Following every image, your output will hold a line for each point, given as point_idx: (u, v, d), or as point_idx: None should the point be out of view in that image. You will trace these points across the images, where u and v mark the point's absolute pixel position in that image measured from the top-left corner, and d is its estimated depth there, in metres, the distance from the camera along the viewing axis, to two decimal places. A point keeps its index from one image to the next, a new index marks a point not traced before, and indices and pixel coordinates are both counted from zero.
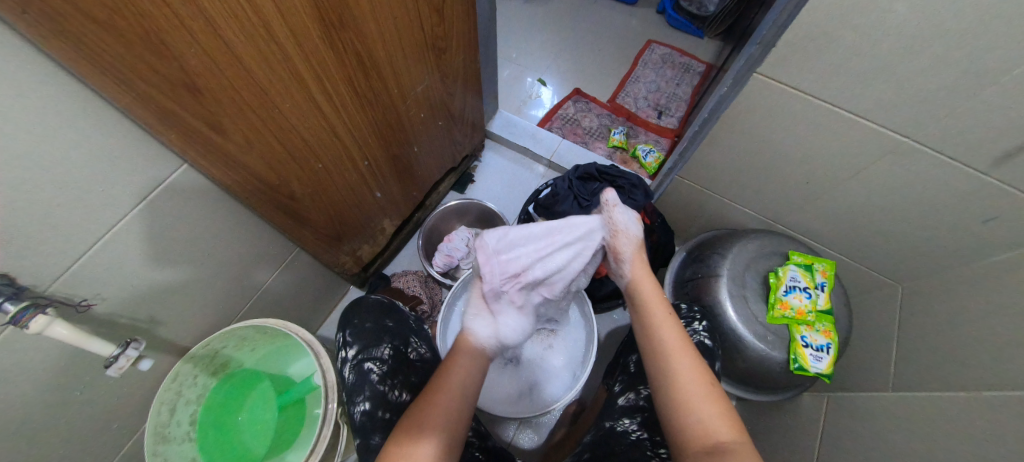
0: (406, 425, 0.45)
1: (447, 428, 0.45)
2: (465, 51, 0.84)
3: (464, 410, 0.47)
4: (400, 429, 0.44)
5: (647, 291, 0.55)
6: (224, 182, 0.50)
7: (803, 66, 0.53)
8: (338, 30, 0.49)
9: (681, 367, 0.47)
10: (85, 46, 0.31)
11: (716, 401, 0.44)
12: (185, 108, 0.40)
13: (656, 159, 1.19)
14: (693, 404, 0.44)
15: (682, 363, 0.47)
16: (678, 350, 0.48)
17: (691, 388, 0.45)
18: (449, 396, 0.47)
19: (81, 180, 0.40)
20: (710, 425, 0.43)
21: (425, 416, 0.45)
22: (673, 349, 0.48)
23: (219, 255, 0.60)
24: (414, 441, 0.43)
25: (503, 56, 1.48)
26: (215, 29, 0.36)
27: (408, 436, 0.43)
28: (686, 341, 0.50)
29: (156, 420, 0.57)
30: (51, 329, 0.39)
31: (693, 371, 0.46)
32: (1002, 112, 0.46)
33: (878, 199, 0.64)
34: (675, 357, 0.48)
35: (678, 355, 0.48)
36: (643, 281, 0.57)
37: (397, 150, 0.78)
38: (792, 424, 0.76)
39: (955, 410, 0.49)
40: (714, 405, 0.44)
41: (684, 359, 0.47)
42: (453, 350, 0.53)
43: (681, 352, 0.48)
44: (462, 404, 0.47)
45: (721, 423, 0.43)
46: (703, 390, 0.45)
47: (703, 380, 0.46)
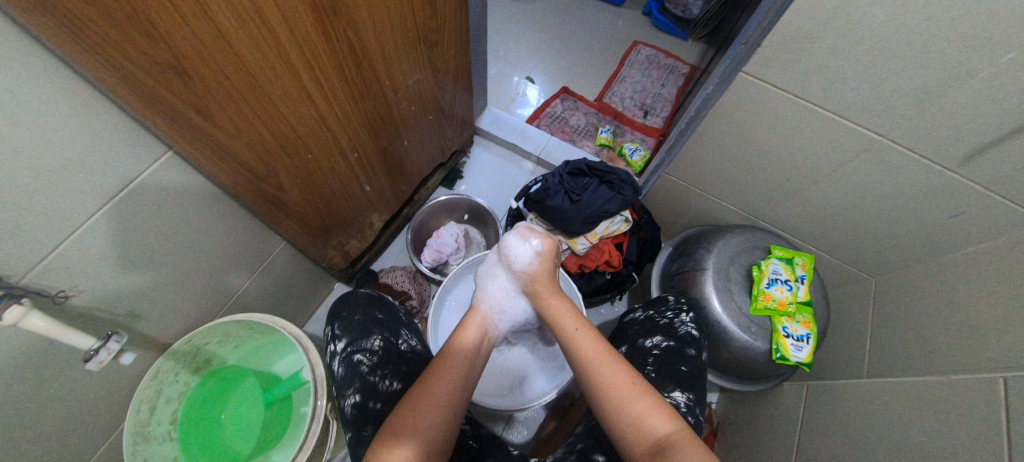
0: (386, 430, 0.43)
1: (435, 427, 0.44)
2: (457, 47, 0.84)
3: (450, 410, 0.47)
4: (383, 435, 0.43)
5: (562, 320, 0.55)
6: (213, 173, 0.49)
7: (787, 67, 0.55)
8: (331, 19, 0.48)
9: (607, 373, 0.47)
10: (72, 25, 0.30)
11: (645, 395, 0.44)
12: (172, 92, 0.38)
13: (642, 158, 1.21)
14: (623, 406, 0.44)
15: (603, 370, 0.47)
16: (600, 360, 0.48)
17: (617, 387, 0.45)
18: (439, 392, 0.47)
19: (56, 164, 0.38)
20: (644, 421, 0.43)
21: (406, 420, 0.44)
22: (595, 360, 0.48)
23: (204, 248, 0.59)
24: (393, 444, 0.41)
25: (490, 54, 1.48)
26: (206, 13, 0.35)
27: (393, 436, 0.42)
28: (603, 343, 0.51)
29: (136, 419, 0.55)
30: (26, 320, 0.38)
31: (619, 372, 0.47)
32: (970, 112, 0.49)
33: (854, 195, 0.67)
34: (596, 367, 0.48)
35: (599, 363, 0.48)
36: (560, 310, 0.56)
37: (387, 143, 0.78)
38: (773, 412, 0.79)
39: (928, 395, 0.52)
40: (645, 400, 0.44)
41: (607, 364, 0.48)
42: (447, 349, 0.54)
43: (601, 360, 0.48)
44: (454, 404, 0.47)
45: (655, 417, 0.43)
46: (627, 386, 0.45)
47: (626, 379, 0.46)
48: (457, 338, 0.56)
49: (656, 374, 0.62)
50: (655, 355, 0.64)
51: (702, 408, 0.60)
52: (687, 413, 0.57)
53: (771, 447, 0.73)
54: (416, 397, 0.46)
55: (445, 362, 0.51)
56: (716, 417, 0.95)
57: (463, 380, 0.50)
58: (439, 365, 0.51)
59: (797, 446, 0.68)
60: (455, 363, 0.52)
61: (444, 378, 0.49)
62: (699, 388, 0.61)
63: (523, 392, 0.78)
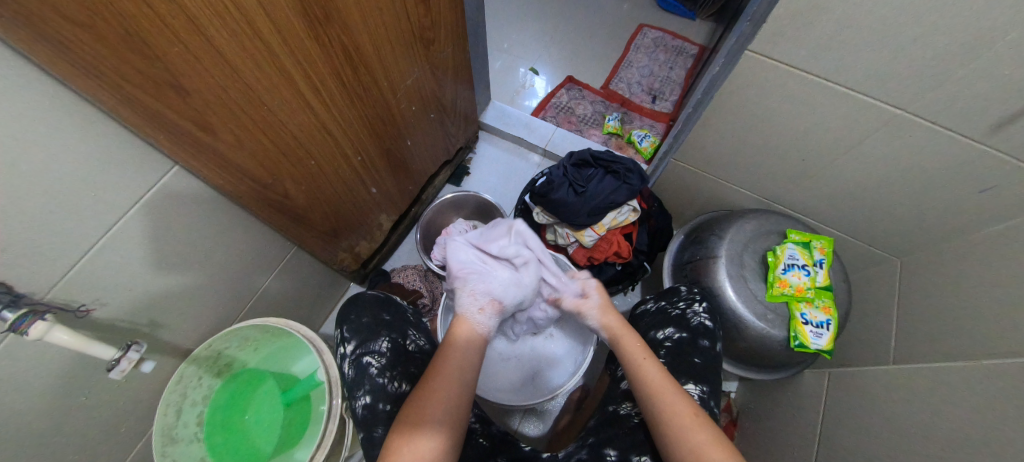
0: (403, 422, 0.45)
1: (449, 419, 0.45)
2: (454, 43, 0.83)
3: (455, 410, 0.46)
4: (402, 427, 0.44)
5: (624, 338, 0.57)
6: (216, 183, 0.50)
7: (795, 43, 0.53)
8: (323, 26, 0.48)
9: (671, 403, 0.47)
10: (69, 50, 0.31)
11: (706, 427, 0.45)
12: (172, 108, 0.39)
13: (651, 144, 1.19)
14: (684, 437, 0.45)
15: (668, 400, 0.48)
16: (662, 386, 0.49)
17: (680, 418, 0.46)
18: (442, 389, 0.47)
19: (68, 185, 0.39)
20: (704, 453, 0.43)
21: (418, 415, 0.45)
22: (660, 387, 0.49)
23: (217, 257, 0.60)
24: (414, 437, 0.43)
25: (493, 46, 1.46)
26: (198, 28, 0.36)
27: (408, 428, 0.44)
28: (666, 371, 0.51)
29: (163, 423, 0.58)
30: (51, 334, 0.40)
31: (682, 403, 0.47)
32: (998, 78, 0.45)
33: (875, 173, 0.63)
34: (658, 391, 0.49)
35: (662, 392, 0.48)
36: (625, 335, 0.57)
37: (390, 144, 0.78)
38: (793, 401, 0.77)
39: (957, 381, 0.49)
40: (705, 432, 0.45)
41: (671, 393, 0.48)
42: (446, 345, 0.54)
43: (665, 389, 0.49)
44: (461, 397, 0.48)
45: (716, 450, 0.43)
46: (692, 417, 0.46)
47: (688, 410, 0.47)
48: (454, 330, 0.55)
49: (668, 366, 0.61)
50: (667, 348, 0.63)
51: (718, 400, 0.58)
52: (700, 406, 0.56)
53: (792, 437, 0.71)
54: (421, 396, 0.47)
55: (445, 360, 0.51)
56: (736, 406, 0.93)
57: (463, 373, 0.50)
58: (440, 362, 0.50)
59: (818, 435, 0.66)
60: (455, 358, 0.51)
61: (446, 379, 0.48)
62: (714, 380, 0.60)
63: (535, 388, 0.78)
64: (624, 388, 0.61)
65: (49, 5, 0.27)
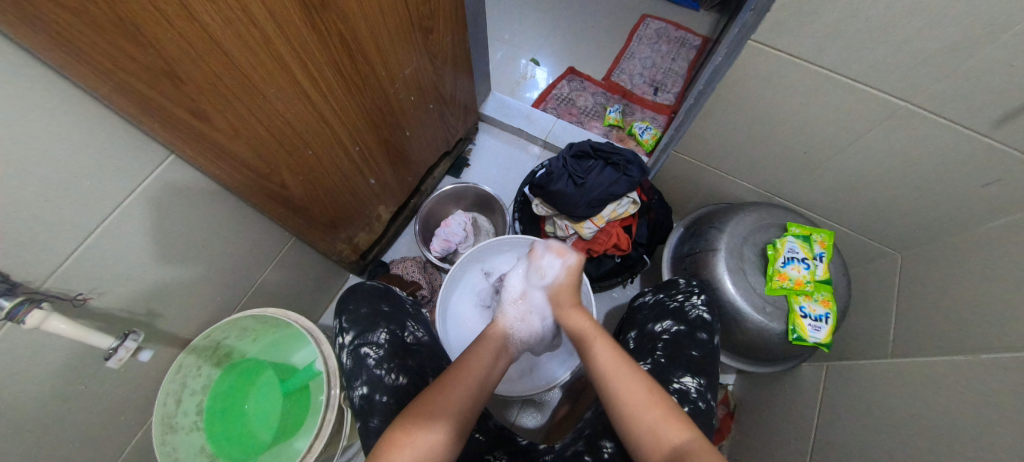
0: (409, 413, 0.45)
1: (455, 415, 0.45)
2: (453, 31, 0.82)
3: (461, 407, 0.46)
4: (411, 416, 0.44)
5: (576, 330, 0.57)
6: (213, 172, 0.49)
7: (799, 33, 0.52)
8: (320, 12, 0.47)
9: (624, 384, 0.47)
10: (55, 33, 0.30)
11: (661, 405, 0.45)
12: (166, 96, 0.39)
13: (653, 136, 1.18)
14: (640, 417, 0.44)
15: (620, 383, 0.47)
16: (613, 368, 0.49)
17: (635, 399, 0.45)
18: (459, 388, 0.48)
19: (62, 175, 0.39)
20: (661, 431, 0.43)
21: (429, 406, 0.45)
22: (613, 372, 0.49)
23: (214, 247, 0.60)
24: (420, 427, 0.43)
25: (493, 36, 1.44)
26: (191, 14, 0.35)
27: (420, 419, 0.44)
28: (617, 354, 0.51)
29: (163, 411, 0.58)
30: (48, 323, 0.40)
31: (636, 384, 0.47)
32: (1006, 70, 0.45)
33: (878, 166, 0.63)
34: (611, 376, 0.48)
35: (614, 377, 0.48)
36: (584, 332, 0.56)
37: (388, 135, 0.77)
38: (790, 393, 0.77)
39: (955, 376, 0.49)
40: (661, 409, 0.44)
41: (625, 375, 0.48)
42: (473, 347, 0.56)
43: (617, 374, 0.48)
44: (473, 400, 0.48)
45: (672, 425, 0.43)
46: (645, 396, 0.46)
47: (642, 389, 0.46)
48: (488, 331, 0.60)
49: (665, 359, 0.61)
50: (664, 340, 0.63)
51: (714, 393, 0.58)
52: (697, 399, 0.56)
53: (790, 430, 0.72)
54: (436, 391, 0.47)
55: (467, 363, 0.52)
56: (733, 399, 0.93)
57: (483, 381, 0.51)
58: (458, 365, 0.51)
59: (815, 428, 0.66)
60: (478, 363, 0.52)
61: (461, 381, 0.49)
62: (711, 372, 0.60)
63: (532, 379, 0.78)
64: None
65: None
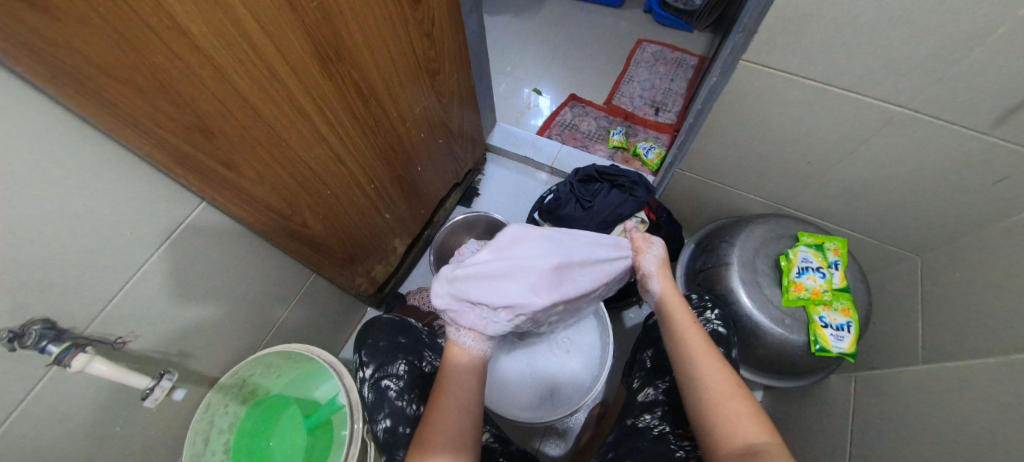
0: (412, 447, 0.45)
1: (452, 441, 0.45)
2: (458, 70, 0.87)
3: (462, 431, 0.46)
4: (416, 448, 0.45)
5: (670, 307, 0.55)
6: (241, 216, 0.53)
7: (787, 50, 0.54)
8: (335, 64, 0.52)
9: (709, 371, 0.48)
10: (110, 103, 0.34)
11: (743, 400, 0.45)
12: (201, 149, 0.43)
13: (657, 155, 1.20)
14: (720, 405, 0.45)
15: (706, 366, 0.48)
16: (699, 357, 0.49)
17: (718, 387, 0.46)
18: (449, 405, 0.48)
19: (108, 226, 0.43)
20: (738, 422, 0.44)
21: (425, 440, 0.45)
22: (699, 354, 0.49)
23: (242, 286, 0.63)
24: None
25: (497, 71, 1.51)
26: (223, 74, 0.39)
27: (417, 451, 0.44)
28: (709, 343, 0.51)
29: (192, 451, 0.59)
30: (91, 366, 0.42)
31: (721, 373, 0.47)
32: (996, 71, 0.46)
33: (883, 170, 0.63)
34: (697, 362, 0.49)
35: (702, 358, 0.49)
36: (673, 303, 0.55)
37: (401, 171, 0.81)
38: (820, 408, 0.74)
39: (989, 380, 0.48)
40: (742, 405, 0.45)
41: (711, 362, 0.48)
42: (446, 365, 0.52)
43: (704, 355, 0.49)
44: (464, 417, 0.47)
45: (749, 422, 0.44)
46: (729, 386, 0.46)
47: (729, 380, 0.47)
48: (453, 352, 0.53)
49: None
50: None
51: None
52: None
53: (822, 447, 0.69)
54: (431, 418, 0.47)
55: (449, 378, 0.50)
56: None
57: (465, 392, 0.50)
58: (442, 384, 0.50)
59: (849, 444, 0.64)
60: (457, 380, 0.50)
61: (447, 405, 0.48)
62: None
63: (556, 404, 0.77)
64: (642, 400, 0.61)
65: (92, 63, 0.31)
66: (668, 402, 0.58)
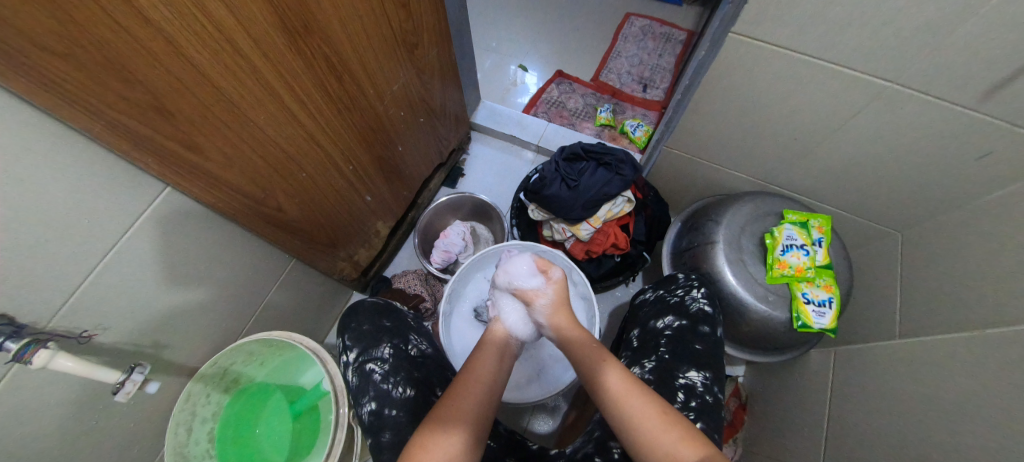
0: (432, 417, 0.45)
1: (474, 422, 0.45)
2: (438, 43, 0.83)
3: (484, 413, 0.46)
4: (428, 424, 0.44)
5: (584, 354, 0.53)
6: (209, 202, 0.50)
7: (778, 23, 0.52)
8: (304, 37, 0.48)
9: (636, 409, 0.44)
10: (50, 80, 0.31)
11: (674, 425, 0.42)
12: (158, 130, 0.40)
13: (645, 133, 1.18)
14: (654, 441, 0.42)
15: (632, 406, 0.44)
16: (625, 395, 0.46)
17: (648, 425, 0.43)
18: (469, 394, 0.47)
19: (60, 215, 0.40)
20: (676, 454, 0.40)
21: (448, 414, 0.44)
22: (624, 395, 0.46)
23: (216, 274, 0.61)
24: (439, 434, 0.42)
25: (480, 46, 1.45)
26: (178, 49, 0.36)
27: (440, 426, 0.43)
28: (631, 377, 0.48)
29: (175, 441, 0.58)
30: (55, 361, 0.40)
31: (647, 406, 0.44)
32: (987, 44, 0.45)
33: (870, 146, 0.63)
34: (623, 402, 0.45)
35: (627, 397, 0.45)
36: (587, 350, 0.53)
37: (381, 151, 0.78)
38: (800, 380, 0.77)
39: (964, 352, 0.49)
40: (676, 431, 0.42)
41: (635, 399, 0.45)
42: (478, 350, 0.55)
43: (627, 395, 0.46)
44: (484, 407, 0.47)
45: (686, 448, 0.41)
46: (658, 417, 0.43)
47: (656, 411, 0.44)
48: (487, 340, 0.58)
49: (670, 353, 0.60)
50: (667, 336, 0.63)
51: (722, 386, 0.58)
52: (704, 393, 0.56)
53: (802, 418, 0.71)
54: (452, 398, 0.46)
55: (482, 360, 0.53)
56: (745, 390, 0.92)
57: (494, 388, 0.50)
58: (469, 370, 0.51)
59: (828, 415, 0.66)
60: (489, 362, 0.53)
61: (475, 384, 0.49)
62: (716, 365, 0.60)
63: (543, 383, 0.78)
64: None
65: (25, 35, 0.27)
66: (655, 380, 0.58)
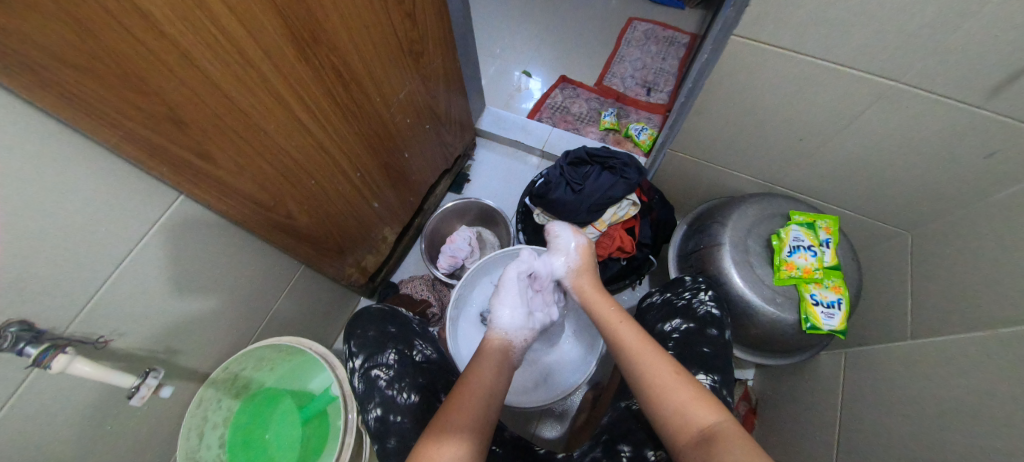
0: (433, 426, 0.45)
1: (473, 429, 0.45)
2: (442, 52, 0.84)
3: (482, 423, 0.46)
4: (429, 433, 0.44)
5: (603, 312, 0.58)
6: (220, 209, 0.51)
7: (779, 25, 0.52)
8: (312, 47, 0.49)
9: (651, 364, 0.47)
10: (70, 94, 0.32)
11: (688, 386, 0.44)
12: (174, 140, 0.41)
13: (649, 136, 1.19)
14: (665, 393, 0.44)
15: (645, 360, 0.48)
16: (638, 349, 0.50)
17: (660, 379, 0.45)
18: (467, 400, 0.47)
19: (77, 223, 0.41)
20: (687, 407, 0.42)
21: (446, 421, 0.45)
22: (637, 350, 0.49)
23: (228, 280, 0.62)
24: (438, 443, 0.42)
25: (484, 53, 1.47)
26: (191, 61, 0.37)
27: (439, 434, 0.44)
28: (645, 335, 0.52)
29: (186, 446, 0.59)
30: (73, 366, 0.41)
31: (659, 362, 0.47)
32: (991, 42, 0.45)
33: (877, 145, 0.62)
34: (637, 357, 0.49)
35: (641, 354, 0.49)
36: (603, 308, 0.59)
37: (387, 158, 0.79)
38: (811, 383, 0.76)
39: (978, 352, 0.48)
40: (688, 390, 0.43)
41: (647, 354, 0.48)
42: (477, 358, 0.55)
43: (643, 353, 0.49)
44: (484, 412, 0.47)
45: (698, 407, 0.42)
46: (670, 376, 0.45)
47: (670, 371, 0.46)
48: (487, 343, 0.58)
49: (677, 356, 0.60)
50: (674, 339, 0.63)
51: (730, 388, 0.57)
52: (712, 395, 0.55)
53: (813, 421, 0.70)
54: (449, 407, 0.47)
55: (477, 369, 0.53)
56: (755, 394, 0.91)
57: (492, 398, 0.50)
58: (467, 379, 0.51)
59: (840, 418, 0.65)
60: (485, 372, 0.52)
61: (472, 392, 0.49)
62: (725, 368, 0.59)
63: (550, 388, 0.78)
64: None
65: (45, 49, 0.29)
66: None
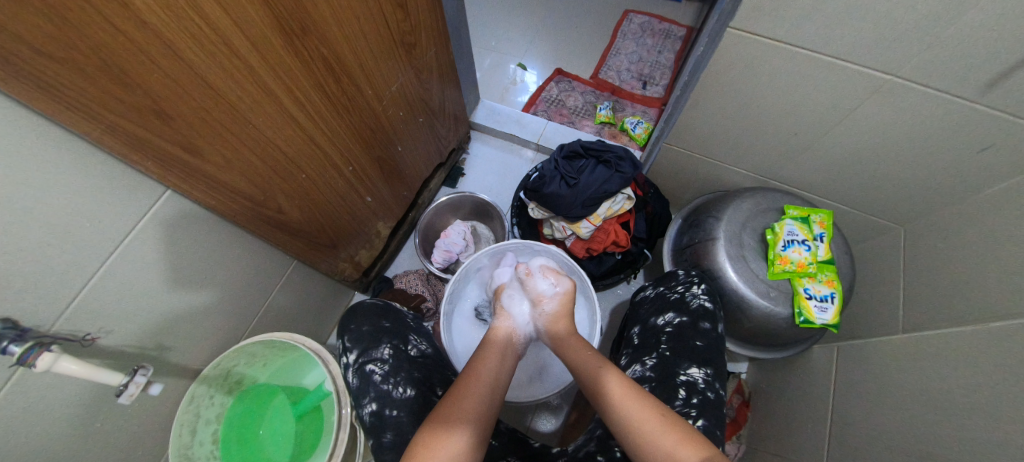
0: (436, 417, 0.44)
1: (476, 420, 0.45)
2: (435, 44, 0.83)
3: (486, 413, 0.46)
4: (433, 421, 0.44)
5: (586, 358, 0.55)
6: (208, 204, 0.50)
7: (776, 17, 0.52)
8: (301, 39, 0.48)
9: (633, 411, 0.44)
10: (52, 88, 0.31)
11: (673, 427, 0.42)
12: (158, 134, 0.40)
13: (645, 130, 1.18)
14: (652, 441, 0.42)
15: (630, 408, 0.45)
16: (622, 397, 0.46)
17: (645, 425, 0.43)
18: (473, 392, 0.48)
19: (59, 219, 0.40)
20: (674, 452, 0.40)
21: (450, 413, 0.44)
22: (620, 397, 0.46)
23: (217, 277, 0.61)
24: (445, 433, 0.42)
25: (479, 45, 1.45)
26: (176, 53, 0.36)
27: (446, 423, 0.43)
28: (626, 378, 0.49)
29: (179, 442, 0.59)
30: (59, 364, 0.40)
31: (643, 408, 0.45)
32: (988, 35, 0.44)
33: (874, 138, 0.62)
34: (622, 404, 0.46)
35: (625, 401, 0.46)
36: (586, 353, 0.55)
37: (380, 152, 0.78)
38: (803, 376, 0.76)
39: (968, 346, 0.49)
40: (674, 432, 0.42)
41: (631, 402, 0.45)
42: (482, 351, 0.55)
43: (625, 398, 0.46)
44: (487, 404, 0.47)
45: (685, 449, 0.40)
46: (655, 420, 0.43)
47: (655, 414, 0.44)
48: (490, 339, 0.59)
49: (670, 350, 0.60)
50: (668, 333, 0.63)
51: (723, 382, 0.58)
52: (705, 389, 0.55)
53: (805, 414, 0.71)
54: (456, 398, 0.46)
55: (483, 364, 0.52)
56: (748, 387, 0.91)
57: (496, 389, 0.50)
58: (472, 371, 0.51)
59: (831, 410, 0.66)
60: (490, 366, 0.52)
61: (477, 385, 0.49)
62: (718, 361, 0.59)
63: (545, 382, 0.78)
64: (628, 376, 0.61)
65: (24, 41, 0.28)
66: (656, 378, 0.58)
